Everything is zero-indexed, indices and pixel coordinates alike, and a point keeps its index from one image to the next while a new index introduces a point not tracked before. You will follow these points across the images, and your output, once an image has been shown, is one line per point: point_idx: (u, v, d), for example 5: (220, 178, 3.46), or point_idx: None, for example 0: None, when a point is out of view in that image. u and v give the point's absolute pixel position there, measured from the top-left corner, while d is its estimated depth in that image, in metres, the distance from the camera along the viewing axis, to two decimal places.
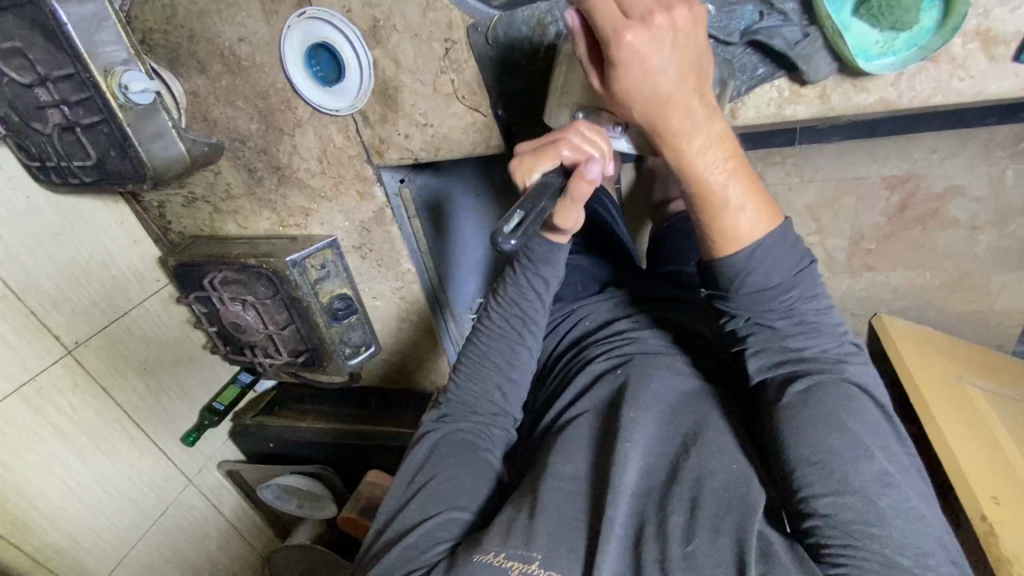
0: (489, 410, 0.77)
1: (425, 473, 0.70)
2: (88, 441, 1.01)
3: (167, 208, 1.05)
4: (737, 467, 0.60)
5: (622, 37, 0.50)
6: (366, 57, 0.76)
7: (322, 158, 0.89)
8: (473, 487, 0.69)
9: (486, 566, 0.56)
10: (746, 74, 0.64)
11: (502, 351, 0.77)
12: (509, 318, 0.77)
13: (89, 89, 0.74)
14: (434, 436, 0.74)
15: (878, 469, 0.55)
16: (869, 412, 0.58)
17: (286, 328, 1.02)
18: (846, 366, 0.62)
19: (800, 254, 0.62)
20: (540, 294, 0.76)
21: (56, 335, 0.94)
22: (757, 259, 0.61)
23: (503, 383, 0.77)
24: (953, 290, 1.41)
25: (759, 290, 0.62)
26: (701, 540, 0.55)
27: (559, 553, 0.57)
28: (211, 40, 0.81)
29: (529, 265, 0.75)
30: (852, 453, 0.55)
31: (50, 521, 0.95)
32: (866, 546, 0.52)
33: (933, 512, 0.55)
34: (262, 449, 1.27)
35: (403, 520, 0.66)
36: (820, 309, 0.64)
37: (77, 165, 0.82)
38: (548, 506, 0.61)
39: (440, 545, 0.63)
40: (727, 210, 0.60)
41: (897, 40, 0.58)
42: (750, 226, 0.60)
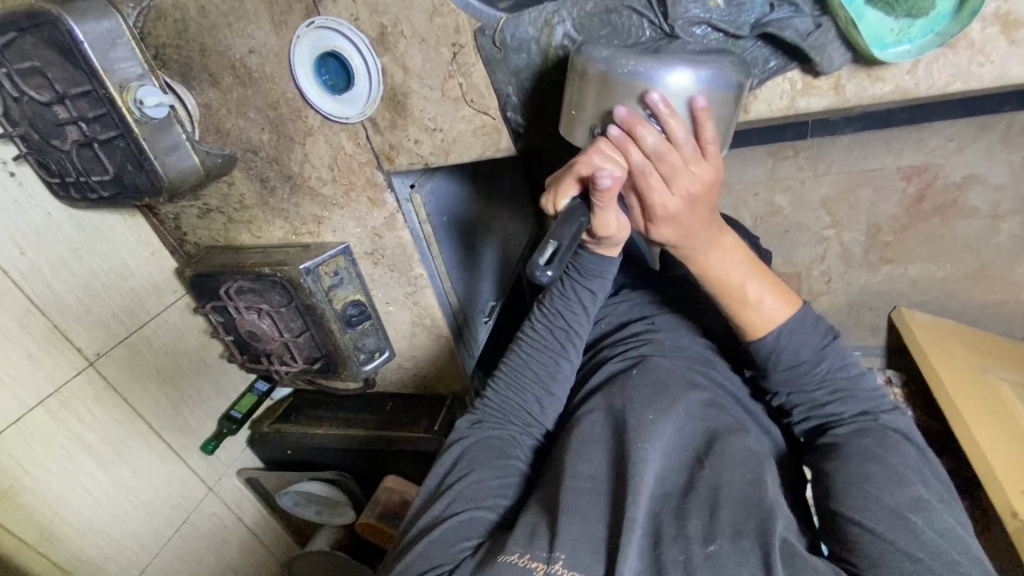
0: (524, 419, 0.77)
1: (455, 475, 0.70)
2: (110, 451, 1.02)
3: (183, 220, 1.07)
4: (753, 476, 0.59)
5: (650, 199, 0.59)
6: (375, 64, 0.77)
7: (333, 165, 0.90)
8: (498, 494, 0.69)
9: (509, 567, 0.55)
10: (758, 67, 0.63)
11: (544, 363, 0.76)
12: (553, 328, 0.76)
13: (105, 105, 0.76)
14: (467, 437, 0.74)
15: (915, 495, 0.55)
16: (903, 446, 0.60)
17: (302, 335, 1.03)
18: (883, 413, 0.65)
19: (823, 331, 0.68)
20: (586, 309, 0.75)
21: (78, 348, 0.96)
22: (785, 340, 0.67)
23: (541, 394, 0.76)
24: (975, 281, 1.37)
25: (792, 367, 0.68)
26: (724, 542, 0.53)
27: (582, 553, 0.55)
28: (222, 53, 0.82)
29: (572, 277, 0.73)
30: (891, 479, 0.56)
31: (75, 531, 0.96)
32: (896, 555, 0.51)
33: (969, 543, 0.54)
34: (280, 456, 1.27)
35: (430, 516, 0.66)
36: (854, 375, 0.68)
37: (95, 180, 0.84)
38: (568, 507, 0.59)
39: (463, 546, 0.62)
40: (749, 305, 0.66)
41: (912, 27, 0.57)
42: (773, 314, 0.67)
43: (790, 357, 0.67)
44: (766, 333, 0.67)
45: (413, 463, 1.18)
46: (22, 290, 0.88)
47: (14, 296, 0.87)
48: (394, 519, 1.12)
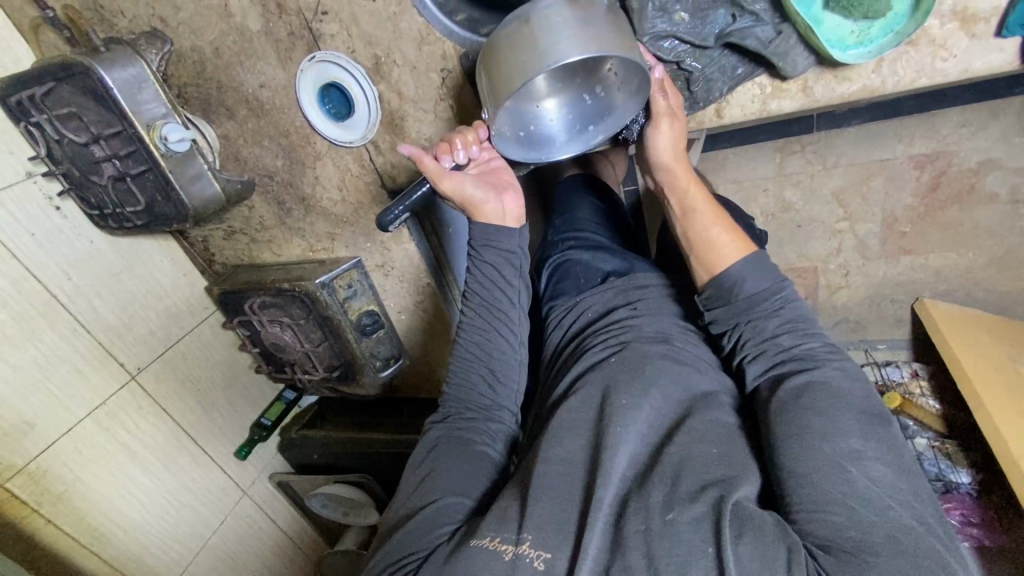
0: (482, 404, 0.81)
1: (425, 468, 0.75)
2: (152, 456, 1.11)
3: (210, 243, 1.15)
4: (718, 448, 0.63)
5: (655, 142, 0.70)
6: (372, 92, 0.83)
7: (341, 185, 0.96)
8: (472, 479, 0.73)
9: (481, 550, 0.61)
10: (726, 75, 0.66)
11: (480, 347, 0.83)
12: (477, 309, 0.83)
13: (135, 143, 0.84)
14: (429, 436, 0.79)
15: (845, 444, 0.56)
16: (851, 391, 0.60)
17: (322, 344, 1.09)
18: (830, 362, 0.64)
19: (777, 274, 0.71)
20: (501, 286, 0.82)
21: (121, 362, 1.06)
22: (747, 273, 0.71)
23: (487, 376, 0.82)
24: (999, 268, 1.34)
25: (751, 297, 0.70)
26: (682, 511, 0.57)
27: (547, 535, 0.60)
28: (237, 88, 0.90)
29: (482, 256, 0.81)
30: (825, 428, 0.57)
31: (122, 530, 1.05)
32: (831, 508, 0.53)
33: (905, 481, 0.55)
34: (307, 460, 1.35)
35: (406, 509, 0.71)
36: (802, 318, 0.69)
37: (129, 211, 0.92)
38: (537, 494, 0.64)
39: (440, 527, 0.67)
40: (713, 243, 0.74)
41: (872, 28, 0.58)
42: (730, 252, 0.73)
43: (744, 292, 0.70)
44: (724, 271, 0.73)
45: None
46: (70, 312, 0.98)
47: (63, 319, 0.97)
48: None
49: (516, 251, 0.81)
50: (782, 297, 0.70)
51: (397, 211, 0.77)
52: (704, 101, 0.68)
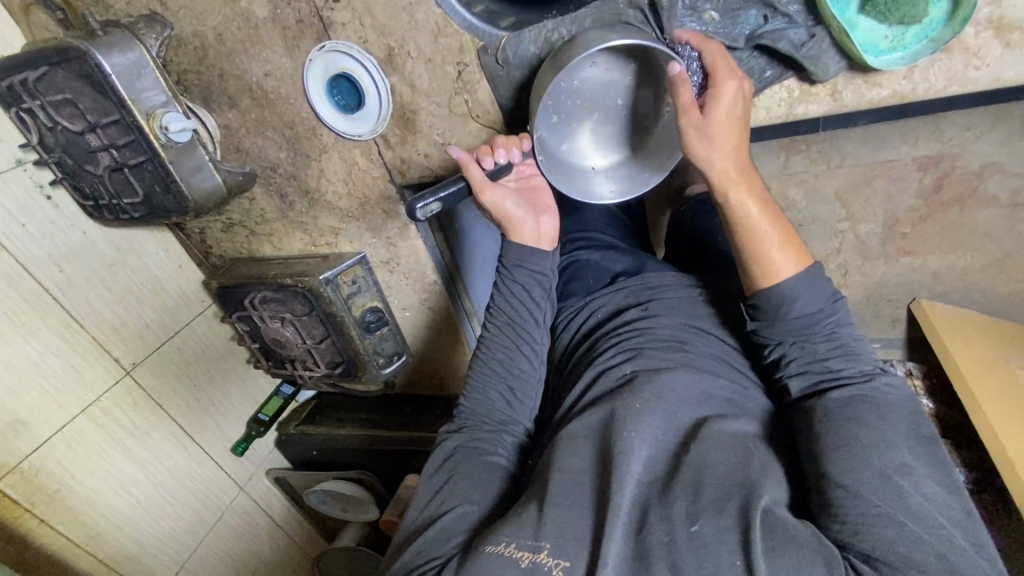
0: (500, 418, 0.80)
1: (440, 476, 0.73)
2: (148, 453, 1.08)
3: (207, 235, 1.12)
4: (740, 454, 0.63)
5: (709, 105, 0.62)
6: (384, 84, 0.80)
7: (348, 179, 0.94)
8: (486, 488, 0.72)
9: (499, 557, 0.60)
10: (754, 77, 0.64)
11: (503, 362, 0.82)
12: (501, 327, 0.83)
13: (134, 132, 0.80)
14: (445, 444, 0.77)
15: (897, 459, 0.57)
16: (902, 413, 0.60)
17: (324, 341, 1.07)
18: (876, 379, 0.63)
19: (833, 291, 0.67)
20: (526, 298, 0.82)
21: (116, 358, 1.02)
22: (800, 287, 0.66)
23: (504, 384, 0.81)
24: (996, 271, 1.35)
25: (801, 316, 0.66)
26: (706, 522, 0.57)
27: (567, 543, 0.60)
28: (240, 77, 0.86)
29: (512, 276, 0.82)
30: (876, 444, 0.58)
31: (117, 529, 1.02)
32: (877, 522, 0.54)
33: (958, 500, 0.56)
34: (306, 456, 1.33)
35: (421, 518, 0.70)
36: (850, 336, 0.67)
37: (126, 202, 0.89)
38: (557, 499, 0.64)
39: (456, 537, 0.66)
40: (768, 248, 0.66)
41: (906, 33, 0.57)
42: (784, 262, 0.66)
43: (800, 306, 0.66)
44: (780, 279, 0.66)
45: None
46: (63, 306, 0.94)
47: (56, 313, 0.93)
48: None
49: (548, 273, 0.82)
50: (834, 313, 0.66)
51: (428, 200, 0.73)
52: None
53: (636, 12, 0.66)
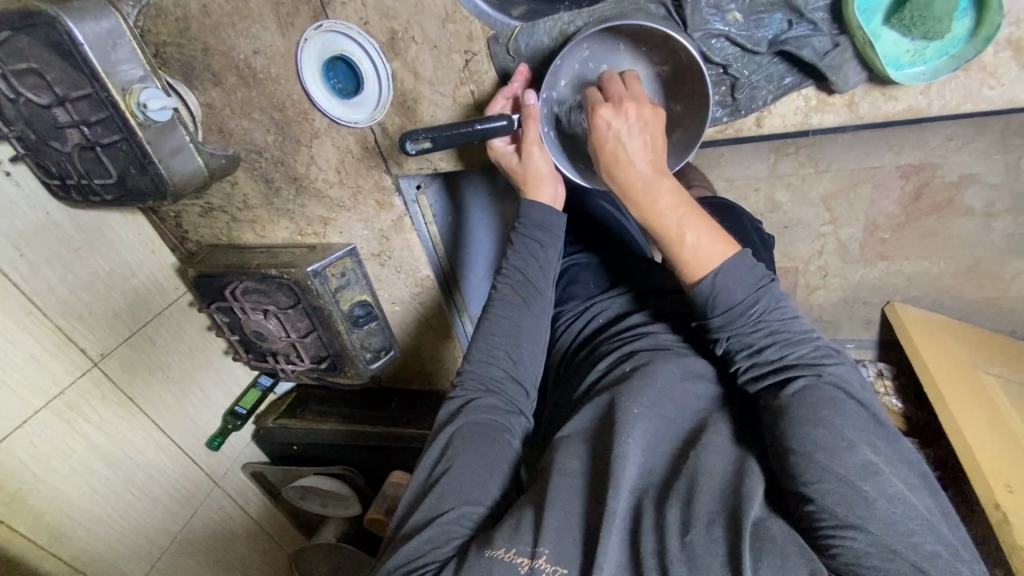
0: (506, 392, 0.74)
1: (441, 465, 0.67)
2: (116, 448, 1.03)
3: (184, 219, 1.06)
4: (736, 463, 0.61)
5: (600, 113, 0.64)
6: (384, 69, 0.76)
7: (340, 167, 0.89)
8: (488, 482, 0.67)
9: (498, 562, 0.57)
10: (772, 83, 0.63)
11: (510, 327, 0.76)
12: (514, 286, 0.77)
13: (108, 108, 0.73)
14: (446, 429, 0.71)
15: (862, 459, 0.53)
16: (848, 409, 0.57)
17: (308, 335, 1.03)
18: (822, 370, 0.60)
19: (761, 273, 0.64)
20: (540, 256, 0.77)
21: (81, 348, 0.96)
22: (724, 280, 0.63)
23: (512, 353, 0.76)
24: (966, 277, 1.40)
25: (728, 309, 0.64)
26: (698, 532, 0.55)
27: (567, 547, 0.59)
28: (226, 53, 0.80)
29: (527, 232, 0.76)
30: (837, 445, 0.54)
31: (83, 529, 0.97)
32: (850, 528, 0.51)
33: (928, 507, 0.53)
34: (285, 450, 1.29)
35: (420, 513, 0.64)
36: (786, 318, 0.64)
37: (98, 183, 0.82)
38: (557, 502, 0.62)
39: (455, 539, 0.62)
40: (685, 244, 0.65)
41: (928, 48, 0.57)
42: (710, 255, 0.64)
43: (722, 301, 0.64)
44: (702, 277, 0.65)
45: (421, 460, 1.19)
46: (24, 294, 0.87)
47: (17, 301, 0.86)
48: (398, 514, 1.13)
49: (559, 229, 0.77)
50: (759, 301, 0.64)
51: (421, 136, 0.68)
52: (746, 109, 0.65)
53: (660, 7, 0.63)
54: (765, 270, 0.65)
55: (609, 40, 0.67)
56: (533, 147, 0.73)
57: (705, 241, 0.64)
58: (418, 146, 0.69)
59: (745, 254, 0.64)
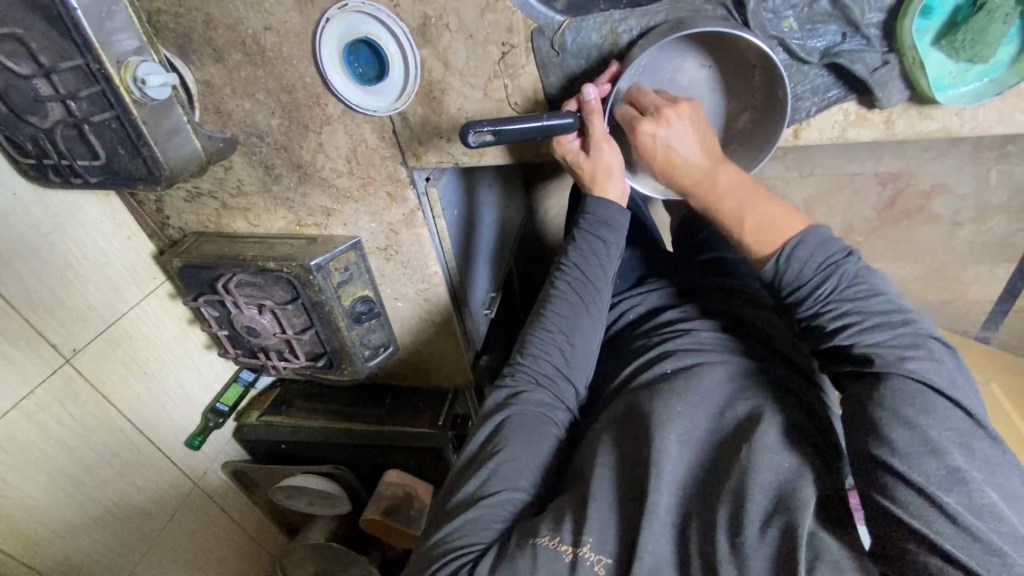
0: (557, 385, 0.76)
1: (490, 449, 0.69)
2: (90, 450, 0.95)
3: (167, 204, 0.97)
4: (790, 461, 0.60)
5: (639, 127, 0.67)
6: (413, 56, 0.72)
7: (350, 157, 0.84)
8: (532, 470, 0.69)
9: (543, 549, 0.59)
10: (818, 95, 0.65)
11: (566, 320, 0.78)
12: (573, 284, 0.79)
13: (99, 83, 0.65)
14: (498, 414, 0.73)
15: (949, 466, 0.53)
16: (944, 415, 0.56)
17: (305, 331, 0.97)
18: (904, 355, 0.59)
19: (835, 249, 0.64)
20: (601, 257, 0.79)
21: (51, 343, 0.87)
22: (785, 257, 0.65)
23: (565, 349, 0.77)
24: (930, 281, 1.44)
25: (796, 286, 0.65)
26: (751, 537, 0.55)
27: (610, 541, 0.60)
28: (231, 27, 0.73)
29: (588, 229, 0.78)
30: (920, 449, 0.54)
31: (55, 536, 0.90)
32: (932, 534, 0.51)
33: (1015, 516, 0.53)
34: (270, 449, 1.23)
35: (467, 490, 0.67)
36: (867, 295, 0.63)
37: (81, 165, 0.73)
38: (600, 506, 0.62)
39: (498, 524, 0.64)
40: (744, 223, 0.67)
41: (969, 71, 0.62)
42: (769, 230, 0.66)
43: (790, 281, 0.65)
44: (769, 256, 0.66)
45: (417, 458, 1.17)
46: None
47: None
48: (399, 511, 1.14)
49: (616, 225, 0.78)
50: (835, 276, 0.63)
51: (485, 128, 0.66)
52: (788, 120, 0.67)
53: (722, 10, 0.64)
54: (841, 245, 0.64)
55: (685, 49, 0.70)
56: (601, 143, 0.72)
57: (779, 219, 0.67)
58: (479, 138, 0.66)
59: (813, 232, 0.64)
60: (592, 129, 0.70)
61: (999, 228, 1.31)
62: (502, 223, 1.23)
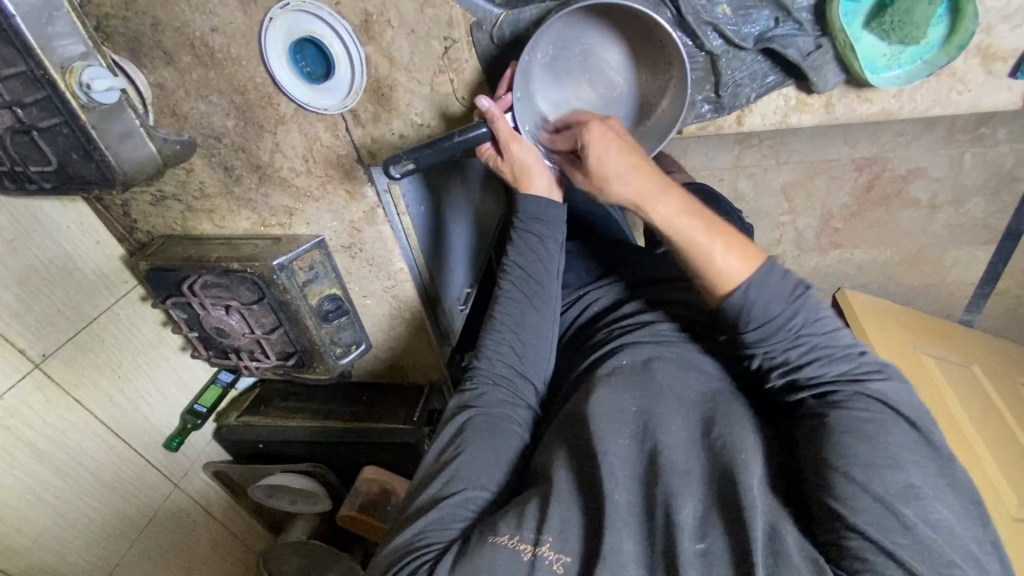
0: (513, 382, 0.77)
1: (449, 453, 0.70)
2: (63, 455, 0.96)
3: (132, 207, 0.97)
4: (746, 454, 0.60)
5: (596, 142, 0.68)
6: (358, 54, 0.72)
7: (307, 156, 0.85)
8: (494, 469, 0.69)
9: (501, 547, 0.58)
10: (757, 82, 0.68)
11: (516, 319, 0.79)
12: (517, 283, 0.80)
13: (45, 88, 0.66)
14: (458, 415, 0.73)
15: (906, 481, 0.54)
16: (898, 426, 0.57)
17: (273, 331, 0.98)
18: (873, 382, 0.61)
19: (793, 283, 0.66)
20: (541, 252, 0.79)
21: (20, 348, 0.88)
22: (755, 290, 0.64)
23: (517, 347, 0.78)
24: (910, 266, 1.42)
25: (767, 320, 0.65)
26: (714, 539, 0.55)
27: (570, 535, 0.60)
28: (179, 29, 0.74)
29: (529, 228, 0.79)
30: (883, 463, 0.55)
31: (30, 538, 0.91)
32: (893, 552, 0.51)
33: (968, 527, 0.55)
34: (249, 449, 1.23)
35: (427, 493, 0.67)
36: (825, 330, 0.65)
37: (35, 171, 0.74)
38: (562, 492, 0.62)
39: (460, 522, 0.64)
40: (711, 251, 0.65)
41: (902, 53, 0.64)
42: (732, 265, 0.65)
43: (750, 316, 0.65)
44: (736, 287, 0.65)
45: (394, 454, 1.18)
46: None
47: None
48: (375, 507, 1.15)
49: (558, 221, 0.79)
50: (796, 311, 0.64)
51: (404, 159, 0.71)
52: (730, 106, 0.70)
53: None
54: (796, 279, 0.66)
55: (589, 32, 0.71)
56: (510, 143, 0.72)
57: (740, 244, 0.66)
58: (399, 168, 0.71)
59: (774, 267, 0.65)
60: (495, 131, 0.71)
61: (977, 211, 1.29)
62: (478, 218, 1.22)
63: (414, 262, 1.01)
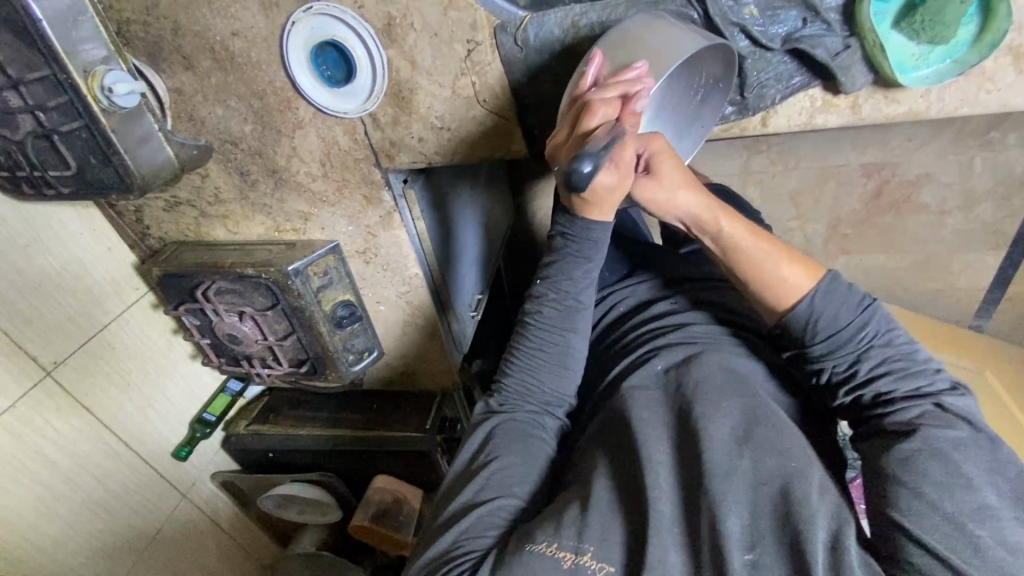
0: (545, 396, 0.75)
1: (480, 463, 0.69)
2: (73, 464, 0.94)
3: (145, 214, 0.97)
4: (794, 464, 0.59)
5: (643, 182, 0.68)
6: (380, 57, 0.72)
7: (324, 160, 0.84)
8: (525, 478, 0.68)
9: (541, 557, 0.57)
10: (782, 83, 0.68)
11: (553, 342, 0.74)
12: (558, 307, 0.73)
13: (67, 92, 0.65)
14: (487, 423, 0.73)
15: (980, 501, 0.55)
16: (983, 445, 0.59)
17: (287, 338, 0.96)
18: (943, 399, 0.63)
19: (858, 296, 0.67)
20: (584, 277, 0.72)
21: (31, 356, 0.87)
22: (819, 303, 0.67)
23: (555, 371, 0.75)
24: (921, 271, 1.41)
25: (832, 330, 0.67)
26: (764, 551, 0.55)
27: (613, 546, 0.58)
28: (199, 34, 0.74)
29: (572, 251, 0.71)
30: (953, 482, 0.56)
31: (39, 550, 0.90)
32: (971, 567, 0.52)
33: None
34: (257, 458, 1.22)
35: (459, 503, 0.66)
36: (896, 345, 0.67)
37: (52, 175, 0.73)
38: (598, 502, 0.61)
39: (492, 531, 0.63)
40: (768, 267, 0.68)
41: (932, 53, 0.64)
42: (794, 280, 0.68)
43: (822, 329, 0.67)
44: (792, 305, 0.68)
45: (405, 463, 1.16)
46: None
47: None
48: (386, 517, 1.13)
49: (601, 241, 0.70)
50: (866, 329, 0.67)
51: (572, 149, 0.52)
52: (754, 108, 0.70)
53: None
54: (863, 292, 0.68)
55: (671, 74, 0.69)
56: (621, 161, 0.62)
57: (794, 271, 0.69)
58: None
59: (836, 279, 0.68)
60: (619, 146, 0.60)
61: (987, 216, 1.29)
62: (488, 223, 1.21)
63: (428, 268, 1.00)
